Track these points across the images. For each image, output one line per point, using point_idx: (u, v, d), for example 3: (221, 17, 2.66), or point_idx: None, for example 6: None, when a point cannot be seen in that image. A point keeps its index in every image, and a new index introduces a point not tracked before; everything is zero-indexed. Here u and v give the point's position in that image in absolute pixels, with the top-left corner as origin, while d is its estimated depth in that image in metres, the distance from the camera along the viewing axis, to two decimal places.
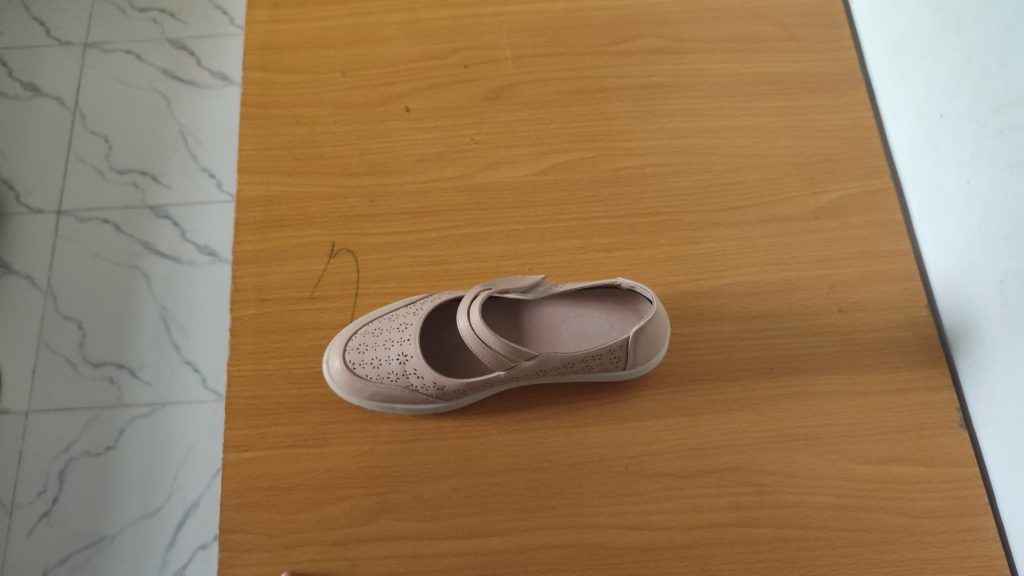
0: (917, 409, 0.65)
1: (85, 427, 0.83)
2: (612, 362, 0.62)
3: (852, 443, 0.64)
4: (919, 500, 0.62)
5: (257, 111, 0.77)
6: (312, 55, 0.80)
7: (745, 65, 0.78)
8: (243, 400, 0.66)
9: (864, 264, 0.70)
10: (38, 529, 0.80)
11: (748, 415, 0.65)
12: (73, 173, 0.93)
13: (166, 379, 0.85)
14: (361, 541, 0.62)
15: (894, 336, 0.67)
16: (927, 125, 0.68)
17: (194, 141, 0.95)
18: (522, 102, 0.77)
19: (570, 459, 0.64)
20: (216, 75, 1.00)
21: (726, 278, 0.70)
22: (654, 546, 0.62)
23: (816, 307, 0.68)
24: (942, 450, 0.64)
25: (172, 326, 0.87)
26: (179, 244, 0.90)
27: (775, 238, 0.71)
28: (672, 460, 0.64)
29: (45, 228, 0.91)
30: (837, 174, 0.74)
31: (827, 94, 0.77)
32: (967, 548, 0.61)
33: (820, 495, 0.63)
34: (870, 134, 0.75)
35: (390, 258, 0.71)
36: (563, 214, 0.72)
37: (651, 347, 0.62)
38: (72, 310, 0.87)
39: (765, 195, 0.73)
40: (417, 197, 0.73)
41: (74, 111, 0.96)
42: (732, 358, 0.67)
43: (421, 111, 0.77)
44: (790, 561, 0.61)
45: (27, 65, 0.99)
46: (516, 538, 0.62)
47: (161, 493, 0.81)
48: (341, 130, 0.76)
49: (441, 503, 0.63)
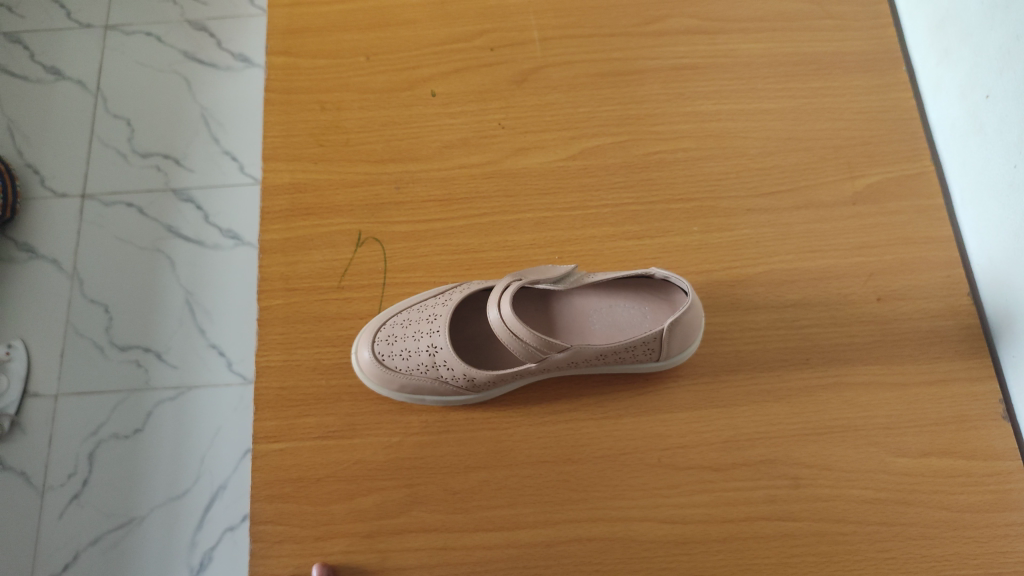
0: (957, 400, 0.63)
1: (113, 409, 0.86)
2: (645, 354, 0.60)
3: (890, 435, 0.63)
4: (959, 494, 0.61)
5: (280, 97, 0.76)
6: (335, 38, 0.78)
7: (778, 46, 0.76)
8: (271, 391, 0.66)
9: (903, 250, 0.68)
10: (70, 510, 0.83)
11: (784, 407, 0.64)
12: (97, 157, 0.95)
13: (192, 362, 0.87)
14: (392, 533, 0.62)
15: (935, 325, 0.65)
16: (971, 106, 0.65)
17: (216, 124, 0.97)
18: (550, 86, 0.75)
19: (601, 451, 0.63)
20: (237, 56, 1.02)
21: (761, 266, 0.68)
22: (687, 539, 0.61)
23: (855, 295, 0.67)
24: (983, 442, 0.62)
25: (197, 310, 0.89)
26: (203, 228, 0.92)
27: (811, 223, 0.69)
28: (706, 453, 0.63)
29: (69, 212, 0.93)
30: (876, 157, 0.71)
31: (866, 74, 0.75)
32: (1007, 542, 0.59)
33: (857, 489, 0.62)
34: (910, 115, 0.73)
35: (417, 246, 0.70)
36: (593, 201, 0.71)
37: (686, 338, 0.60)
38: (98, 294, 0.89)
39: (801, 179, 0.71)
40: (445, 184, 0.72)
41: (96, 94, 0.98)
42: (768, 348, 0.66)
43: (446, 96, 0.75)
44: (826, 555, 0.60)
45: (48, 48, 1.01)
46: (548, 530, 0.62)
47: (189, 475, 0.84)
48: (366, 116, 0.75)
49: (471, 495, 0.63)
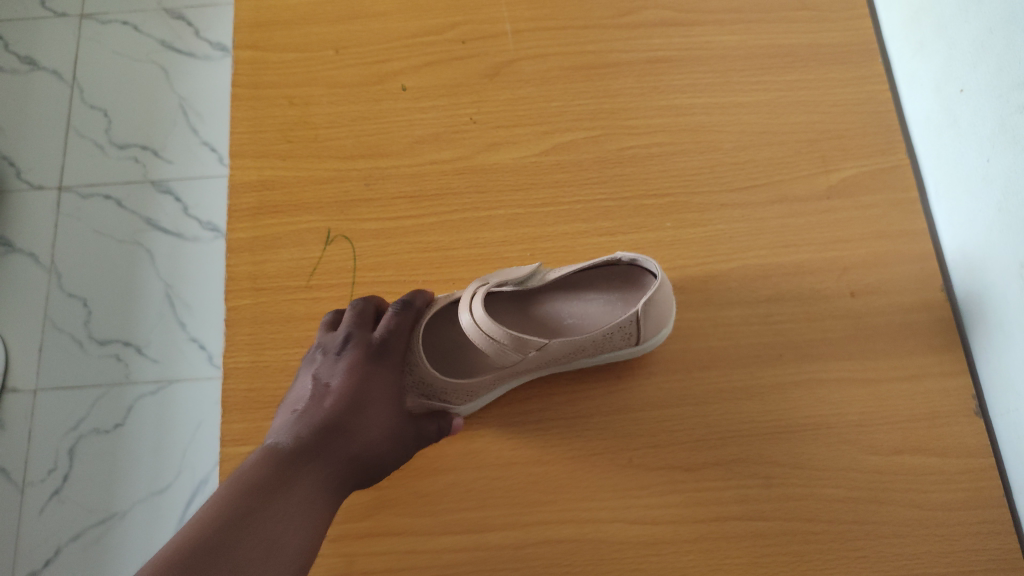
0: (929, 397, 0.63)
1: (94, 404, 0.85)
2: (623, 339, 0.60)
3: (863, 433, 0.62)
4: (931, 492, 0.60)
5: (247, 91, 0.75)
6: (303, 31, 0.77)
7: (755, 38, 0.75)
8: (238, 392, 0.65)
9: (877, 245, 0.67)
10: (50, 506, 0.82)
11: (756, 405, 0.63)
12: (74, 149, 0.95)
13: (172, 356, 0.86)
14: (359, 537, 0.62)
15: (908, 321, 0.65)
16: (945, 99, 0.65)
17: (194, 114, 0.96)
18: (523, 79, 0.74)
19: (571, 452, 0.63)
20: (214, 45, 1.00)
21: (735, 261, 0.68)
22: (658, 540, 0.61)
23: (828, 291, 0.66)
24: (956, 439, 0.62)
25: (177, 303, 0.88)
26: (182, 220, 0.91)
27: (786, 219, 0.69)
28: (677, 453, 0.62)
29: (47, 205, 0.93)
30: (851, 151, 0.71)
31: (842, 66, 0.74)
32: (977, 541, 0.59)
33: (829, 488, 0.61)
34: (886, 108, 0.72)
35: (388, 244, 0.69)
36: (566, 197, 0.70)
37: (660, 319, 0.60)
38: (76, 288, 0.89)
39: (775, 173, 0.70)
40: (415, 181, 0.71)
41: (72, 84, 0.98)
42: (740, 345, 0.65)
43: (417, 90, 0.74)
44: (797, 555, 0.60)
45: (24, 38, 1.01)
46: (516, 533, 0.61)
47: (171, 469, 0.82)
48: (335, 112, 0.74)
49: (439, 498, 0.63)
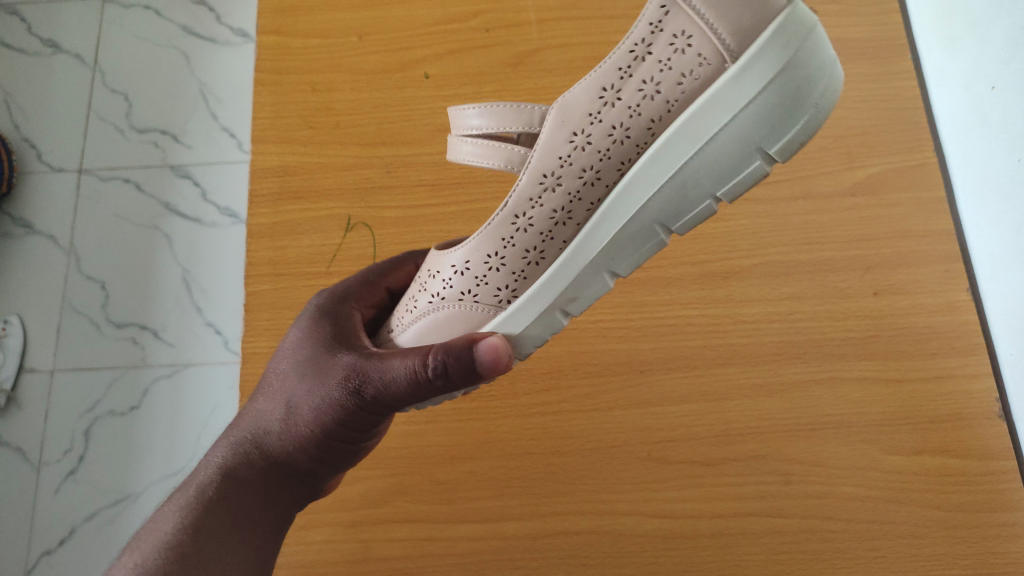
0: (953, 398, 0.61)
1: (110, 386, 0.85)
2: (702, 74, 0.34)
3: (883, 433, 0.61)
4: (952, 494, 0.59)
5: (270, 77, 0.76)
6: (327, 18, 0.78)
7: None
8: (256, 377, 0.65)
9: (901, 244, 0.66)
10: (66, 486, 0.82)
11: (775, 402, 0.63)
12: (94, 131, 0.95)
13: (187, 340, 0.85)
14: (376, 523, 0.63)
15: (932, 322, 0.64)
16: (975, 97, 0.64)
17: (214, 99, 0.94)
18: (545, 69, 0.72)
19: (590, 443, 0.63)
20: (237, 32, 0.97)
21: (757, 257, 0.67)
22: (675, 534, 0.60)
23: (851, 290, 0.65)
24: (978, 441, 0.60)
25: (194, 290, 0.87)
26: (201, 206, 0.90)
27: (809, 215, 0.68)
28: (695, 447, 0.62)
29: (68, 187, 0.94)
30: (878, 148, 0.69)
31: (870, 61, 0.73)
32: (1000, 544, 0.57)
33: (849, 486, 0.60)
34: (914, 105, 0.70)
35: (407, 232, 0.68)
36: None
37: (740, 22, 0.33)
38: (96, 271, 0.90)
39: (800, 169, 0.70)
40: (436, 168, 0.70)
41: (94, 68, 0.98)
42: (761, 341, 0.65)
43: (440, 78, 0.74)
44: (816, 553, 0.59)
45: (46, 21, 1.01)
46: (533, 523, 0.62)
47: (185, 452, 0.81)
48: (358, 99, 0.74)
49: (457, 486, 0.63)
